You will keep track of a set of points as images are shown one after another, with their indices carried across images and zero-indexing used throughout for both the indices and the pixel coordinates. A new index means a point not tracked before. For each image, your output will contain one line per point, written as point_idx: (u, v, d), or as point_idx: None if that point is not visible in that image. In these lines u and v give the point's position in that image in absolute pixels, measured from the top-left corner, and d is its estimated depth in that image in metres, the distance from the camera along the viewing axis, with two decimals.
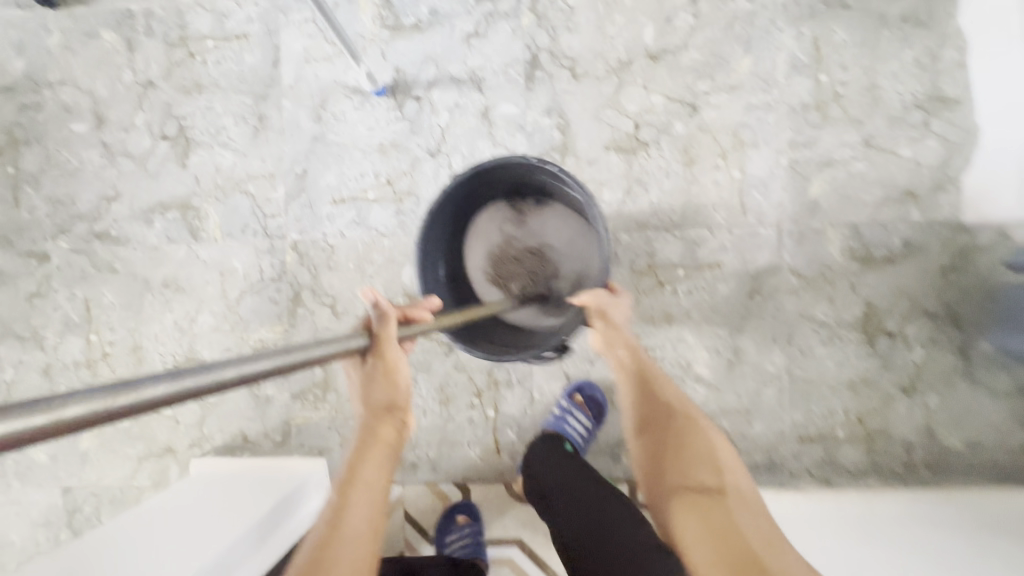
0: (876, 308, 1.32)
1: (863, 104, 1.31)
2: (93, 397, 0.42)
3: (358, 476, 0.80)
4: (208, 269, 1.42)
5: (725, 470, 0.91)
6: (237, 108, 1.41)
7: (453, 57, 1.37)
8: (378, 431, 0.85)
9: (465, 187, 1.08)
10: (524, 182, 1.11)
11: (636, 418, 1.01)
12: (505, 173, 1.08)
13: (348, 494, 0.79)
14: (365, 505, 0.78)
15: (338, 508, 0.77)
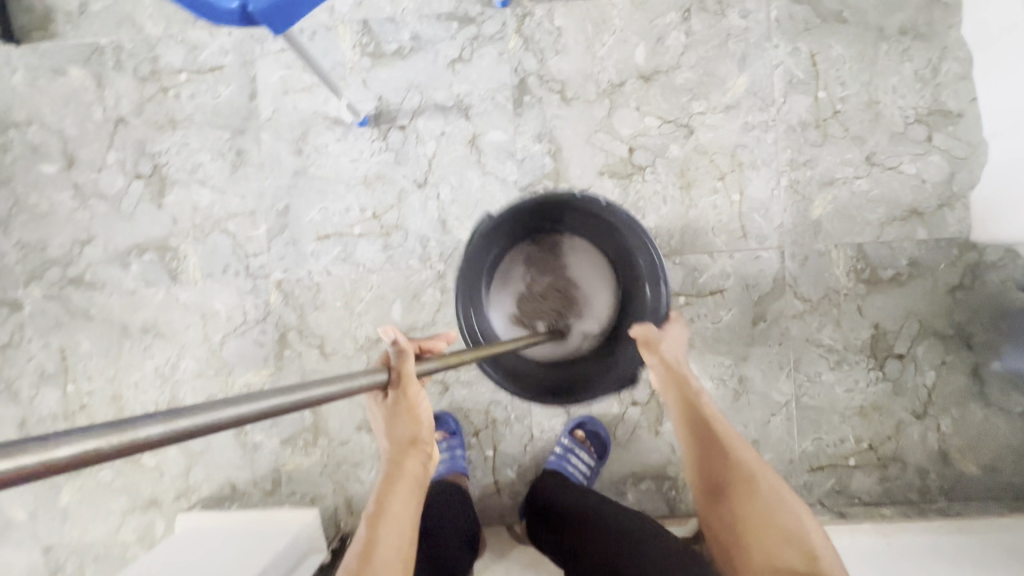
0: (884, 331, 1.27)
1: (863, 120, 1.27)
2: (95, 432, 0.34)
3: (382, 514, 0.76)
4: (189, 312, 1.36)
5: (818, 556, 0.83)
6: (214, 143, 1.35)
7: (437, 84, 1.32)
8: (400, 467, 0.79)
9: (497, 225, 1.01)
10: (553, 215, 1.04)
11: (699, 476, 0.96)
12: (538, 206, 1.02)
13: (373, 538, 0.75)
14: (392, 548, 0.75)
15: (366, 554, 0.74)
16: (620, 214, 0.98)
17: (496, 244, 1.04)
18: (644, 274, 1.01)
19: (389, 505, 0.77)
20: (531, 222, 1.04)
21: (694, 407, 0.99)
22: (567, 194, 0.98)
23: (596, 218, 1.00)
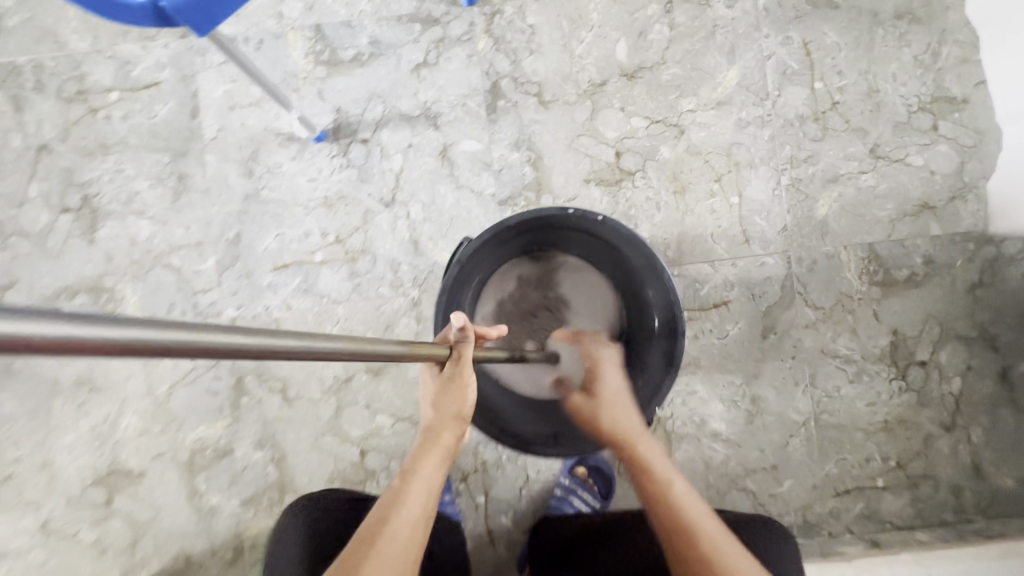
0: (903, 336, 1.16)
1: (864, 111, 1.18)
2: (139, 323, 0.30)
3: (413, 478, 0.73)
4: (130, 360, 1.19)
5: None
6: (151, 168, 1.20)
7: (401, 92, 1.20)
8: (438, 439, 0.77)
9: (485, 248, 0.90)
10: (550, 235, 0.96)
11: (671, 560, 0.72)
12: (534, 227, 0.92)
13: (396, 504, 0.70)
14: (413, 518, 0.69)
15: (386, 516, 0.69)
16: (627, 234, 0.86)
17: (486, 265, 0.96)
18: (651, 302, 0.93)
19: (421, 474, 0.74)
20: (529, 240, 0.96)
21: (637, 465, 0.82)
22: (563, 211, 0.86)
23: (600, 239, 0.91)
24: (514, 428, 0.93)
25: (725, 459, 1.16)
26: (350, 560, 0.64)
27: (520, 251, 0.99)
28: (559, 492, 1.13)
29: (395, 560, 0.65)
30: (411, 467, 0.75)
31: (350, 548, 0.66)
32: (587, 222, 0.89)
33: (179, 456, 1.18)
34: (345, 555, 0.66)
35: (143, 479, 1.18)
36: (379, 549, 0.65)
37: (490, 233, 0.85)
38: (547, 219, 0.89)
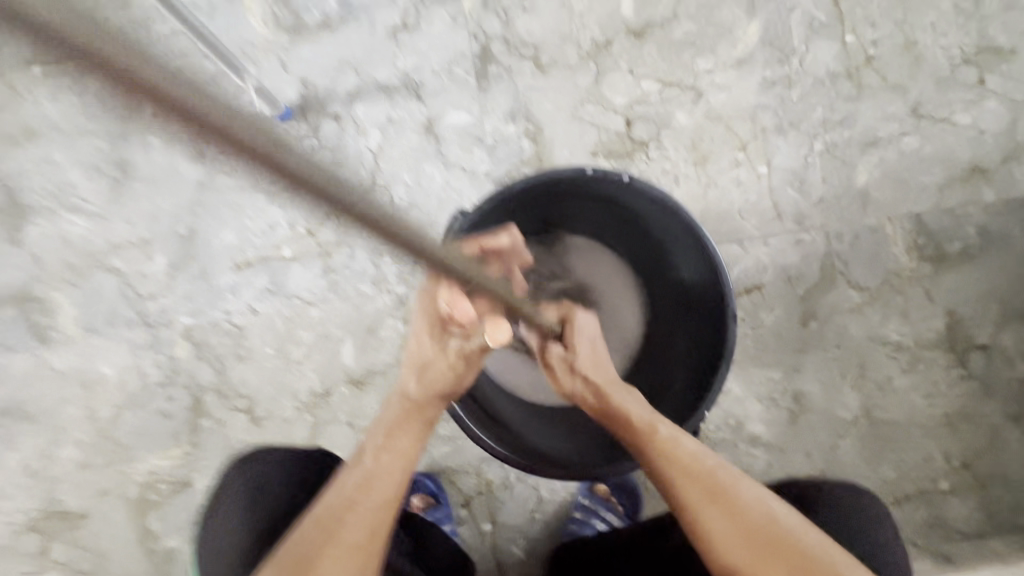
0: (960, 318, 1.03)
1: (903, 66, 1.05)
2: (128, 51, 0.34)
3: (385, 453, 0.65)
4: (67, 382, 1.01)
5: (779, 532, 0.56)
6: (87, 156, 1.02)
7: (377, 59, 1.03)
8: (419, 411, 0.68)
9: (485, 228, 0.76)
10: (559, 212, 0.82)
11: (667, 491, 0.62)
12: (541, 201, 0.78)
13: (364, 483, 0.63)
14: (379, 500, 0.62)
15: (350, 496, 0.62)
16: (660, 199, 0.71)
17: None
18: (683, 281, 0.79)
19: (394, 449, 0.66)
20: (536, 214, 0.81)
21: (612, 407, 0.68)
22: (580, 171, 0.71)
23: (621, 207, 0.78)
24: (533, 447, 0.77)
25: (767, 466, 1.01)
26: (305, 544, 0.59)
27: (525, 229, 0.84)
28: (579, 515, 0.97)
29: (352, 549, 0.59)
30: (387, 439, 0.67)
31: (305, 528, 0.60)
32: (607, 187, 0.75)
33: (127, 493, 1.00)
34: (300, 537, 0.59)
35: (85, 522, 1.00)
36: (338, 535, 0.59)
37: (492, 203, 0.71)
38: (558, 186, 0.75)
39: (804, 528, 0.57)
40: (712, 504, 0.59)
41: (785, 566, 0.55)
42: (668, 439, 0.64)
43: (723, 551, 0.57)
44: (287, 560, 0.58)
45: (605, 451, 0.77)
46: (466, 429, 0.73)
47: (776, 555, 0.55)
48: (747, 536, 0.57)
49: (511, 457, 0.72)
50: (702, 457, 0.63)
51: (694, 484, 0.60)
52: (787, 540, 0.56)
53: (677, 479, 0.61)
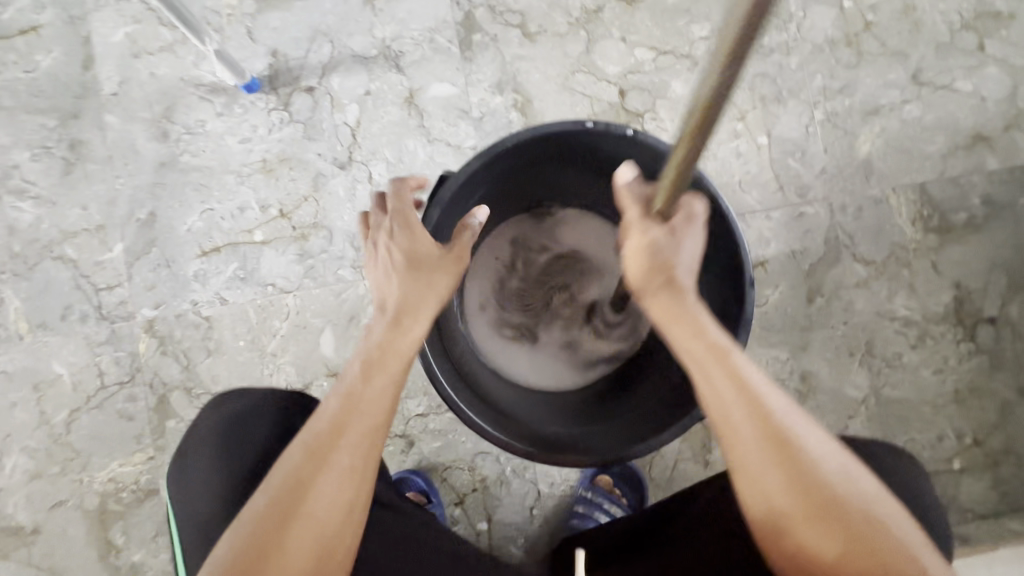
0: (967, 290, 0.99)
1: (902, 32, 1.01)
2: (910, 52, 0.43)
3: (373, 374, 0.56)
4: (15, 384, 0.92)
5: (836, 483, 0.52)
6: (33, 135, 0.93)
7: (353, 27, 0.96)
8: (403, 323, 0.58)
9: (473, 190, 0.69)
10: (546, 174, 0.76)
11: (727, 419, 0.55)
12: (532, 161, 0.72)
13: (351, 407, 0.54)
14: (367, 423, 0.54)
15: (338, 421, 0.54)
16: (665, 155, 0.66)
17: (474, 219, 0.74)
18: None
19: (381, 367, 0.56)
20: (527, 176, 0.76)
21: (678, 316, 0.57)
22: (580, 123, 0.65)
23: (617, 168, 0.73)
24: (542, 436, 0.69)
25: None
26: (294, 471, 0.52)
27: (512, 193, 0.78)
28: (581, 509, 0.92)
29: (346, 475, 0.52)
30: (370, 357, 0.56)
31: (293, 462, 0.52)
32: (606, 143, 0.69)
33: (85, 504, 0.91)
34: (287, 466, 0.52)
35: (39, 538, 0.91)
36: (329, 461, 0.52)
37: (484, 158, 0.64)
38: (554, 142, 0.69)
39: (869, 493, 0.52)
40: (776, 456, 0.52)
41: (839, 531, 0.50)
42: (740, 377, 0.54)
43: (775, 501, 0.52)
44: (276, 488, 0.52)
45: (613, 436, 0.70)
46: (458, 410, 0.64)
47: (830, 508, 0.51)
48: (805, 495, 0.51)
49: (513, 443, 0.65)
50: (776, 402, 0.53)
51: (760, 434, 0.52)
52: (848, 504, 0.51)
53: (741, 425, 0.53)
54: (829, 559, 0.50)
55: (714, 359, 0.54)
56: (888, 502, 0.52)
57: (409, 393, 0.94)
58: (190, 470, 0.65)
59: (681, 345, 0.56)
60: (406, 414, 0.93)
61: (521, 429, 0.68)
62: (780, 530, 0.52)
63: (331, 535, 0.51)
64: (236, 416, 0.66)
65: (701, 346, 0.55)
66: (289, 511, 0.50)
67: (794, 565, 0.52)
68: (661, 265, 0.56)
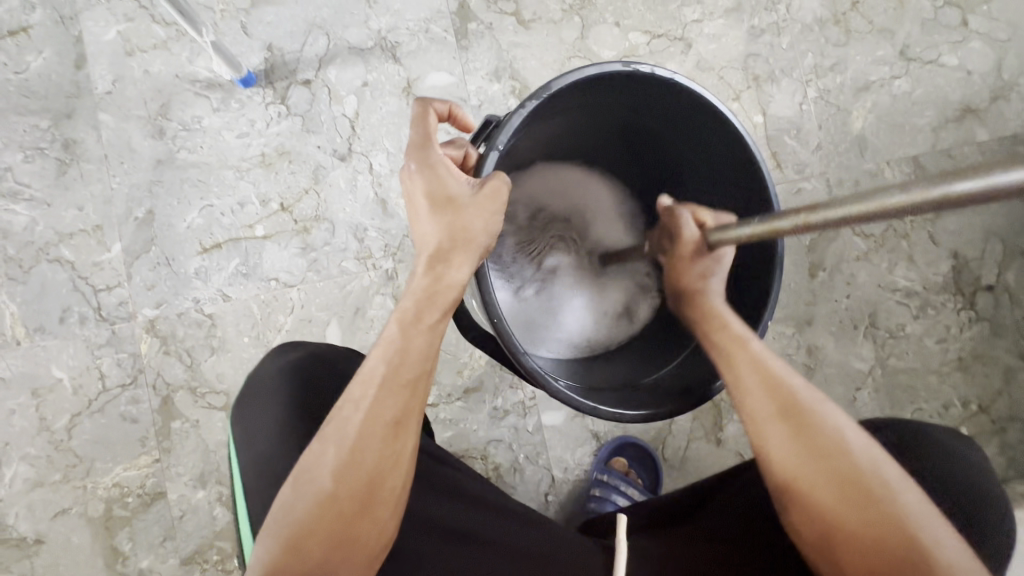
0: (965, 259, 1.01)
1: (887, 10, 1.03)
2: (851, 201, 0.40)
3: (417, 328, 0.56)
4: (12, 391, 0.90)
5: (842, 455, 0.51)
6: (25, 136, 0.92)
7: (348, 20, 0.96)
8: (442, 276, 0.57)
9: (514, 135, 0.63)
10: (568, 123, 0.73)
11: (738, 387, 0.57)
12: (566, 105, 0.67)
13: (398, 362, 0.55)
14: (412, 376, 0.55)
15: (385, 376, 0.54)
16: (707, 103, 0.64)
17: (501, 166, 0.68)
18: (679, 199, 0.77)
19: (423, 323, 0.56)
20: (556, 122, 0.71)
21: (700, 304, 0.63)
22: (628, 66, 0.61)
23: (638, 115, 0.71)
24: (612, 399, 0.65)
25: None
26: (349, 426, 0.52)
27: (544, 142, 0.75)
28: (598, 493, 0.89)
29: (394, 425, 0.53)
30: (415, 312, 0.57)
31: (349, 418, 0.53)
32: (647, 91, 0.66)
33: (88, 511, 0.88)
34: (339, 419, 0.53)
35: (41, 548, 0.88)
36: (378, 411, 0.53)
37: (536, 102, 0.59)
38: (596, 87, 0.64)
39: (878, 467, 0.50)
40: (783, 423, 0.54)
41: (847, 499, 0.49)
42: (752, 353, 0.58)
43: (779, 465, 0.53)
44: (332, 442, 0.52)
45: (676, 395, 0.67)
46: (541, 381, 0.57)
47: (837, 479, 0.50)
48: (812, 461, 0.51)
49: (598, 408, 0.60)
50: (788, 376, 0.56)
51: (768, 403, 0.55)
52: (856, 474, 0.50)
53: (750, 395, 0.56)
54: (837, 526, 0.49)
55: (729, 338, 0.60)
56: (900, 477, 0.50)
57: None
58: (254, 412, 0.63)
59: (703, 327, 0.62)
60: None
61: (593, 396, 0.64)
62: (793, 500, 0.52)
63: (380, 484, 0.52)
64: (309, 356, 0.66)
65: (719, 327, 0.61)
66: (348, 461, 0.51)
67: (805, 536, 0.51)
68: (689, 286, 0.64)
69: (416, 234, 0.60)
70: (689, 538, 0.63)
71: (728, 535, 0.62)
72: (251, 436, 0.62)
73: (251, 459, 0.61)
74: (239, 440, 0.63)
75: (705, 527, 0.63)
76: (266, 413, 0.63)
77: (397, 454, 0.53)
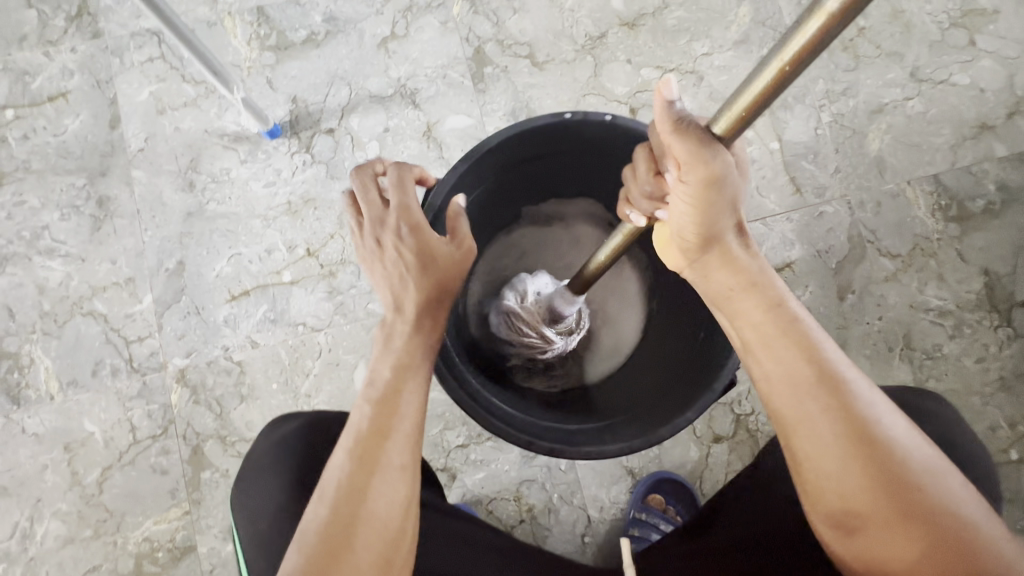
0: (997, 275, 0.99)
1: (894, 34, 1.05)
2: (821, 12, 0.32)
3: (410, 374, 0.56)
4: (45, 446, 0.90)
5: (920, 479, 0.44)
6: (62, 195, 0.95)
7: (368, 70, 1.00)
8: (427, 333, 0.58)
9: (465, 191, 0.66)
10: (540, 181, 0.75)
11: (791, 388, 0.48)
12: (524, 163, 0.70)
13: (391, 411, 0.53)
14: (409, 422, 0.54)
15: (381, 424, 0.53)
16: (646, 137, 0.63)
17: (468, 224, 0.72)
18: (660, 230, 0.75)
19: (417, 375, 0.56)
20: (522, 182, 0.74)
21: (745, 281, 0.52)
22: (557, 116, 0.63)
23: (609, 167, 0.71)
24: (579, 428, 0.62)
25: None
26: (350, 476, 0.50)
27: (519, 197, 0.76)
28: (636, 532, 0.87)
29: (403, 471, 0.52)
30: (405, 364, 0.55)
31: (342, 468, 0.51)
32: (597, 141, 0.67)
33: (117, 566, 0.87)
34: (335, 472, 0.51)
35: None
36: (378, 463, 0.51)
37: (471, 161, 0.62)
38: (539, 141, 0.66)
39: (955, 493, 0.44)
40: (851, 443, 0.45)
41: (924, 537, 0.42)
42: (818, 359, 0.48)
43: (843, 488, 0.45)
44: (326, 503, 0.50)
45: (652, 418, 0.61)
46: (474, 413, 0.57)
47: (914, 506, 0.43)
48: (884, 490, 0.44)
49: (559, 448, 0.57)
50: (851, 378, 0.47)
51: (831, 414, 0.46)
52: (942, 511, 0.43)
53: (812, 405, 0.47)
54: (907, 569, 0.43)
55: (779, 334, 0.49)
56: (974, 503, 0.44)
57: (449, 424, 0.91)
58: (247, 487, 0.62)
59: (746, 319, 0.51)
60: (446, 446, 0.90)
61: (546, 428, 0.60)
62: (853, 527, 0.45)
63: (397, 532, 0.50)
64: (293, 430, 0.63)
65: (767, 319, 0.50)
66: (350, 517, 0.49)
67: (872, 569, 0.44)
68: (719, 231, 0.51)
69: (389, 290, 0.59)
70: (708, 552, 0.60)
71: (741, 544, 0.59)
72: (246, 518, 0.60)
73: (250, 535, 0.59)
74: (240, 514, 0.61)
75: (719, 538, 0.61)
76: (265, 484, 0.61)
77: (408, 490, 0.52)
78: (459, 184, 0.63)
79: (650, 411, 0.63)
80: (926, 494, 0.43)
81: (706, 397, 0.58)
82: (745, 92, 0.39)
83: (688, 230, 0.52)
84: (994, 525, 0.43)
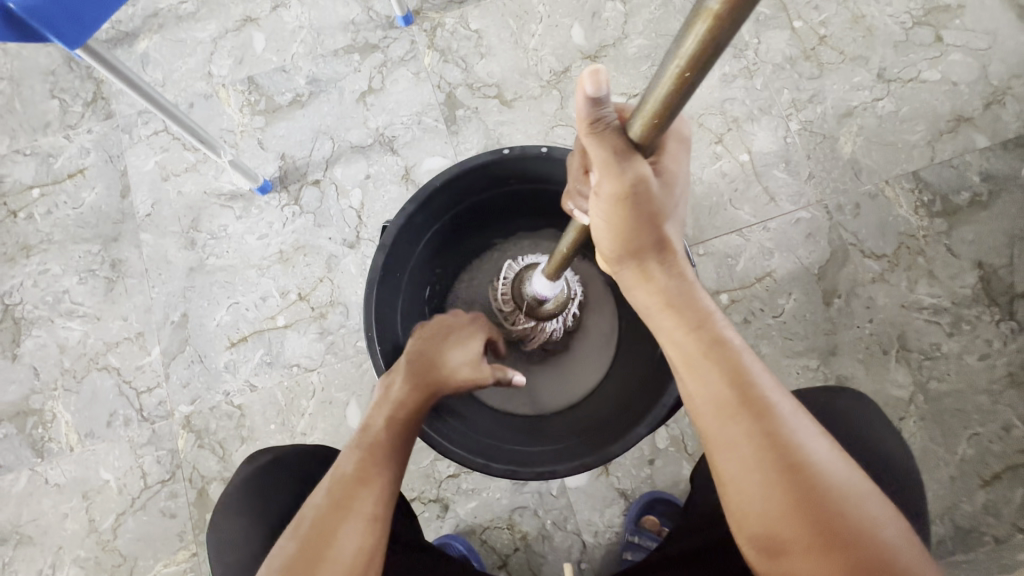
0: (991, 268, 0.96)
1: (856, 38, 1.06)
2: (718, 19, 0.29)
3: (396, 430, 0.58)
4: (66, 495, 0.96)
5: (839, 502, 0.43)
6: (79, 261, 1.04)
7: (349, 123, 1.07)
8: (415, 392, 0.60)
9: (417, 230, 0.70)
10: (493, 211, 0.78)
11: (714, 410, 0.47)
12: (473, 198, 0.73)
13: (369, 459, 0.55)
14: (385, 473, 0.55)
15: (359, 472, 0.54)
16: None
17: (427, 259, 0.75)
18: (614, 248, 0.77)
19: (412, 421, 0.60)
20: (476, 215, 0.77)
21: (677, 302, 0.50)
22: (497, 152, 0.66)
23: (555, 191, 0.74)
24: (539, 449, 0.65)
25: None
26: (319, 518, 0.51)
27: (475, 226, 0.80)
28: (629, 556, 0.86)
29: (369, 522, 0.52)
30: (405, 418, 0.59)
31: (316, 507, 0.52)
32: (537, 168, 0.70)
33: None
34: (311, 508, 0.52)
35: None
36: (353, 507, 0.52)
37: (419, 201, 0.66)
38: (484, 176, 0.70)
39: (875, 516, 0.43)
40: (769, 464, 0.44)
41: (842, 560, 0.41)
42: (743, 380, 0.47)
43: (761, 509, 0.44)
44: (298, 537, 0.50)
45: (608, 436, 0.63)
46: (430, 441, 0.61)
47: (829, 529, 0.42)
48: (802, 513, 0.43)
49: (515, 469, 0.60)
50: (774, 399, 0.46)
51: (750, 434, 0.45)
52: (858, 535, 0.42)
53: (732, 426, 0.46)
54: None
55: (702, 355, 0.48)
56: (894, 529, 0.43)
57: (438, 455, 0.93)
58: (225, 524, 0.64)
59: (671, 338, 0.50)
60: (437, 477, 0.92)
61: (505, 452, 0.64)
62: (775, 549, 0.44)
63: None
64: (270, 467, 0.66)
65: (691, 339, 0.49)
66: (311, 558, 0.49)
67: None
68: (647, 245, 0.49)
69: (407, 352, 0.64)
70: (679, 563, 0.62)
71: (706, 551, 0.60)
72: (225, 554, 0.63)
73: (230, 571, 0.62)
74: (220, 561, 0.62)
75: (690, 547, 0.62)
76: (244, 524, 0.63)
77: (369, 543, 0.51)
78: (407, 225, 0.67)
79: (608, 428, 0.66)
80: (844, 517, 0.42)
81: (657, 413, 0.59)
82: (651, 96, 0.36)
83: (614, 246, 0.49)
84: (912, 547, 0.42)
